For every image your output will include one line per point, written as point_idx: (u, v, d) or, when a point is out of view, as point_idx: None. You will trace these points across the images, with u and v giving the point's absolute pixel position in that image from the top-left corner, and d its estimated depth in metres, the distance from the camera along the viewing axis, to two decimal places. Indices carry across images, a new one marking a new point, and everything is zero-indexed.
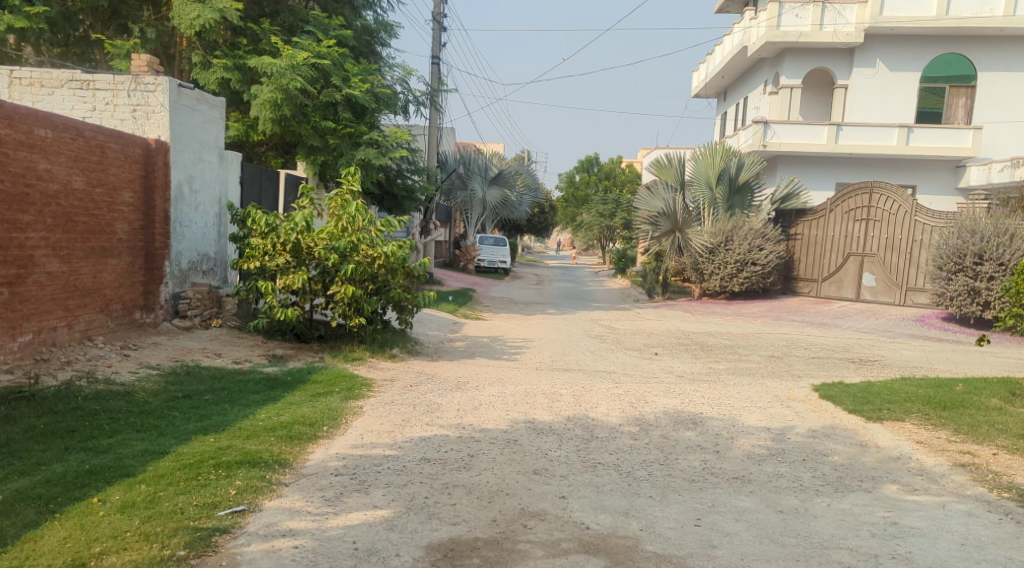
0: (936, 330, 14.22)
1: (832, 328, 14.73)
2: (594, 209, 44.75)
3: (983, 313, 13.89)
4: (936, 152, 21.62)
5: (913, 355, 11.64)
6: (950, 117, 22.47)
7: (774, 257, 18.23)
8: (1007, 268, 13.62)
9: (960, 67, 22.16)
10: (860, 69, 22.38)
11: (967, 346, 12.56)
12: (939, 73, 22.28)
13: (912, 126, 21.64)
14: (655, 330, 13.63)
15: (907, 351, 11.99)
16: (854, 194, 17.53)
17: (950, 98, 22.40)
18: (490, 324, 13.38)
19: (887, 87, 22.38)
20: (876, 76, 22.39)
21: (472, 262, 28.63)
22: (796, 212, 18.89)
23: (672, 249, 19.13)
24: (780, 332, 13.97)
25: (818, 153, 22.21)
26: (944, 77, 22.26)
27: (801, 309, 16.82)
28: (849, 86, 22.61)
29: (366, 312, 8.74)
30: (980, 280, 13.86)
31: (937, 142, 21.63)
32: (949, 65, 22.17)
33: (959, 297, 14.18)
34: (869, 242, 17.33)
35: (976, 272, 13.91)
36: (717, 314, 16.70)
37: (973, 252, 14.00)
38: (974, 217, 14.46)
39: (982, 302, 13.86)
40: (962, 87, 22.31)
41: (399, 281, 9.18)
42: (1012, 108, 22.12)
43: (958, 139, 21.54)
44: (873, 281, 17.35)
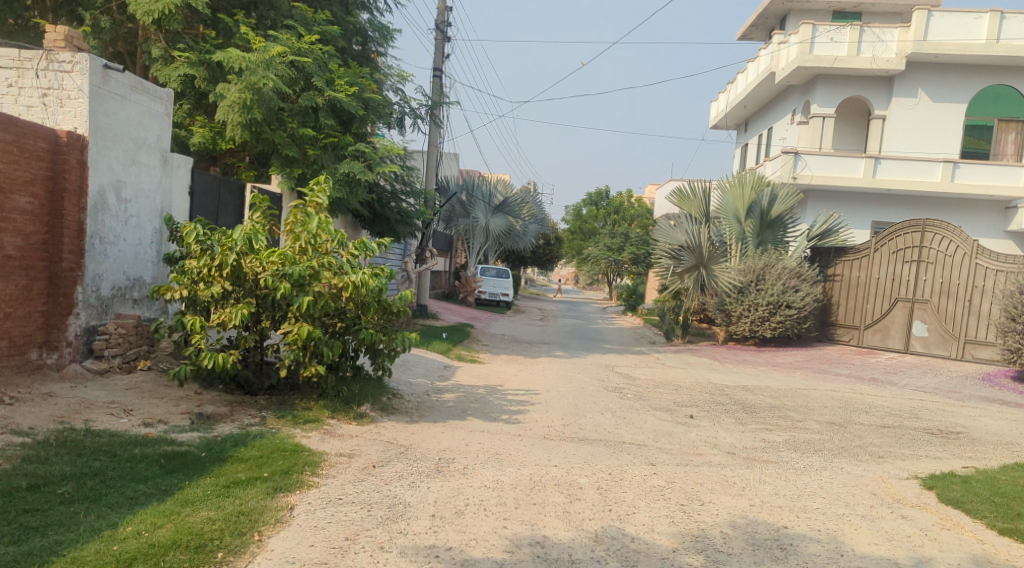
0: (1013, 394, 12.09)
1: (886, 385, 12.70)
2: (603, 242, 42.76)
3: None
4: (984, 190, 19.79)
5: (1001, 426, 9.63)
6: (1000, 153, 20.71)
7: (810, 300, 16.22)
8: None
9: (1010, 100, 20.40)
10: (900, 99, 20.66)
11: None
12: (987, 106, 20.52)
13: (959, 161, 19.83)
14: (680, 383, 11.62)
15: (990, 421, 9.97)
16: (903, 232, 15.62)
17: (1000, 133, 20.62)
18: (488, 370, 11.38)
19: (929, 119, 20.62)
20: (917, 106, 20.65)
21: (472, 293, 26.76)
22: (834, 250, 16.95)
23: (695, 288, 17.22)
24: (830, 390, 11.94)
25: (853, 188, 20.39)
26: (992, 111, 20.52)
27: (844, 361, 14.78)
28: (888, 117, 20.86)
29: (326, 359, 6.78)
30: None
31: (986, 179, 19.81)
32: (998, 98, 20.44)
33: None
34: (920, 286, 15.39)
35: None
36: (749, 363, 14.67)
37: None
38: None
39: None
40: (1013, 121, 20.52)
41: (372, 320, 7.22)
42: None
43: (1009, 178, 19.73)
44: (924, 330, 15.36)
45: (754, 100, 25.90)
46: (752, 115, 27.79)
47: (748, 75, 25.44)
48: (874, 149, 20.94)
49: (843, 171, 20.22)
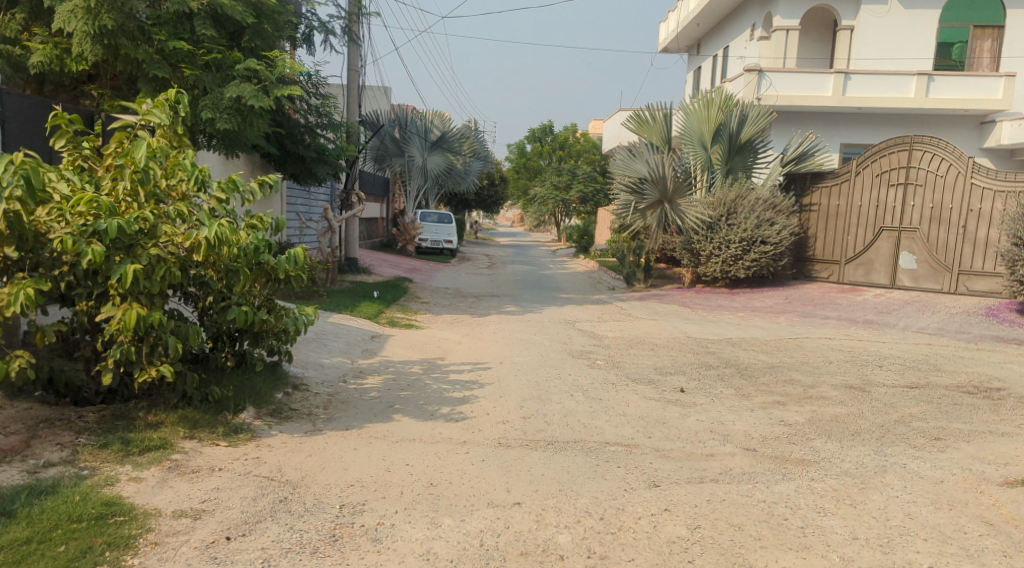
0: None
1: (885, 329, 11.15)
2: (549, 181, 40.66)
3: None
4: (961, 106, 18.26)
5: None
6: (975, 64, 19.17)
7: (787, 234, 14.54)
8: None
9: (987, 4, 18.84)
10: (870, 7, 18.85)
11: None
12: (962, 11, 18.86)
13: (933, 74, 18.21)
14: (654, 340, 9.80)
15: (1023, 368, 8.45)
16: (889, 151, 13.95)
17: (975, 41, 19.04)
18: (426, 338, 9.34)
19: (900, 28, 18.91)
20: (887, 15, 18.88)
21: (411, 241, 24.50)
22: (810, 175, 15.22)
23: (659, 226, 15.42)
24: (824, 340, 10.30)
25: (821, 108, 18.71)
26: (967, 16, 18.88)
27: (829, 303, 13.22)
28: (856, 27, 19.11)
29: (174, 357, 4.59)
30: None
31: (963, 93, 18.25)
32: (973, 2, 18.80)
33: None
34: (908, 213, 13.81)
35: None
36: (725, 310, 12.98)
37: None
38: None
39: None
40: (988, 28, 19.01)
41: (245, 294, 5.06)
42: None
43: (987, 91, 18.17)
44: (912, 262, 13.85)
45: (707, 17, 23.87)
46: (706, 35, 25.76)
47: None
48: (841, 65, 19.24)
49: (811, 89, 18.48)
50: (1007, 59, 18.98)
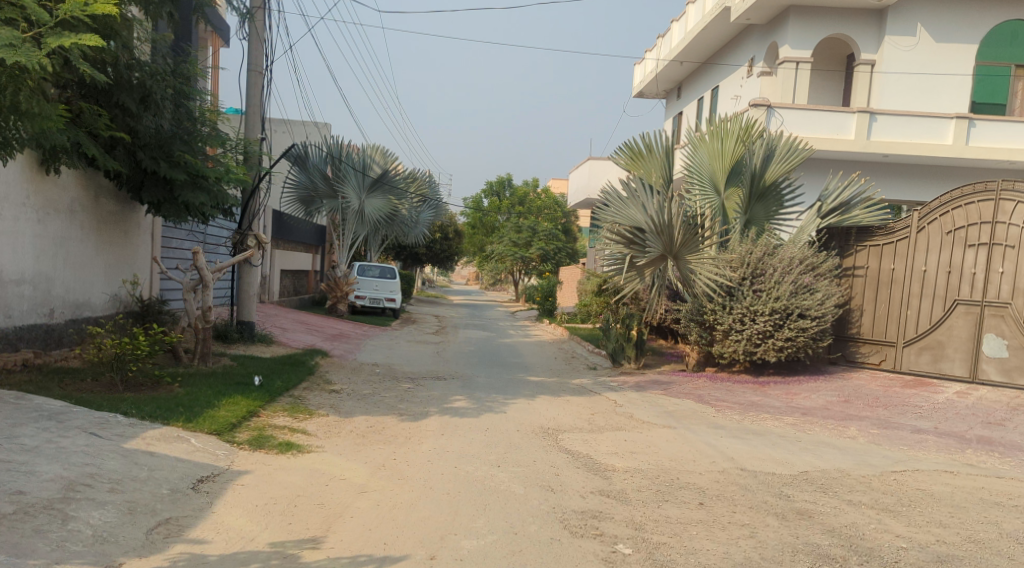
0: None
1: (1020, 468, 7.54)
2: (507, 237, 37.11)
3: None
4: (1006, 156, 15.25)
5: None
6: (1017, 108, 16.27)
7: (829, 305, 11.32)
8: None
9: None
10: (895, 38, 15.89)
11: None
12: (1000, 48, 16.05)
13: (975, 118, 15.28)
14: (696, 483, 5.92)
15: None
16: (966, 201, 11.22)
17: (1014, 83, 16.20)
18: (308, 475, 5.32)
19: (931, 64, 15.96)
20: (917, 47, 15.90)
21: (345, 299, 20.45)
22: (854, 231, 12.56)
23: (658, 288, 11.83)
24: (951, 487, 6.57)
25: (840, 155, 15.57)
26: (1007, 53, 16.05)
27: (902, 414, 9.62)
28: (879, 60, 16.05)
29: None
30: None
31: (1008, 140, 15.29)
32: (1014, 37, 16.00)
33: None
34: (993, 283, 10.99)
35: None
36: (762, 419, 9.28)
37: None
38: None
39: None
40: None
41: None
42: None
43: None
44: (1001, 349, 10.91)
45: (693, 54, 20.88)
46: (688, 77, 22.80)
47: (688, 21, 20.36)
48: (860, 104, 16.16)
49: (829, 130, 15.36)
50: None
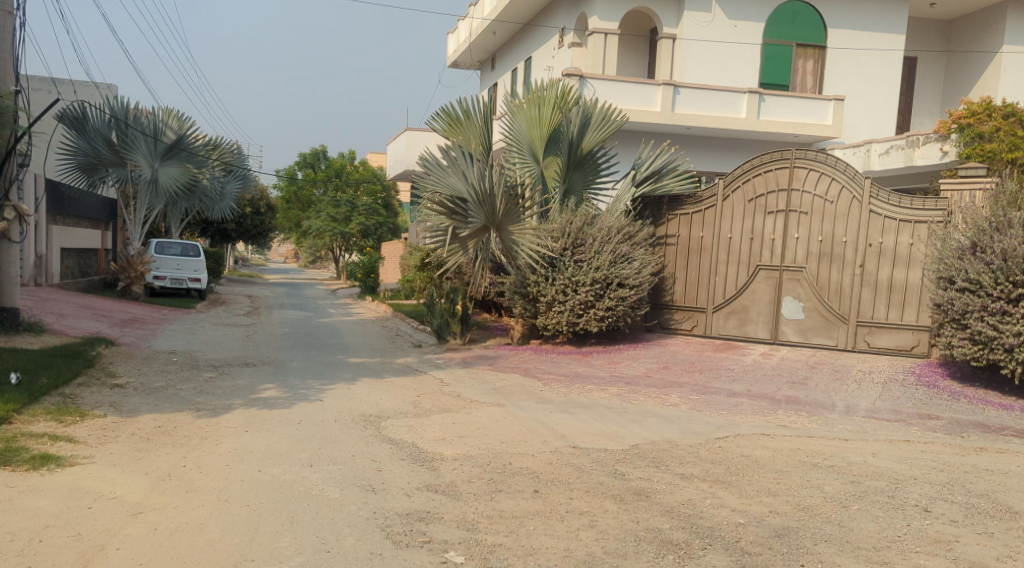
0: (1008, 430, 7.89)
1: (827, 426, 7.88)
2: (325, 211, 35.41)
3: None
4: (791, 129, 16.47)
5: None
6: (798, 86, 17.54)
7: (647, 273, 11.50)
8: None
9: (808, 22, 17.34)
10: (693, 13, 16.63)
11: None
12: (784, 27, 17.24)
13: (764, 93, 16.29)
14: (528, 467, 5.51)
15: None
16: (766, 170, 11.83)
17: (797, 61, 17.46)
18: (65, 497, 4.32)
19: (724, 40, 16.89)
20: (711, 23, 16.77)
21: (140, 280, 18.32)
22: (666, 199, 12.71)
23: (481, 261, 11.40)
24: (771, 451, 6.67)
25: (648, 126, 16.04)
26: (789, 33, 17.27)
27: (718, 378, 9.88)
28: (679, 35, 16.72)
29: None
30: None
31: (792, 115, 16.51)
32: (795, 18, 17.27)
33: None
34: (789, 248, 11.71)
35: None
36: (589, 391, 9.14)
37: None
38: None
39: None
40: (810, 47, 17.50)
41: None
42: (863, 81, 17.70)
43: (812, 118, 16.63)
44: (799, 311, 11.66)
45: (506, 24, 20.70)
46: (502, 47, 22.67)
47: None
48: (664, 77, 16.75)
49: (636, 102, 15.73)
50: (831, 82, 17.55)
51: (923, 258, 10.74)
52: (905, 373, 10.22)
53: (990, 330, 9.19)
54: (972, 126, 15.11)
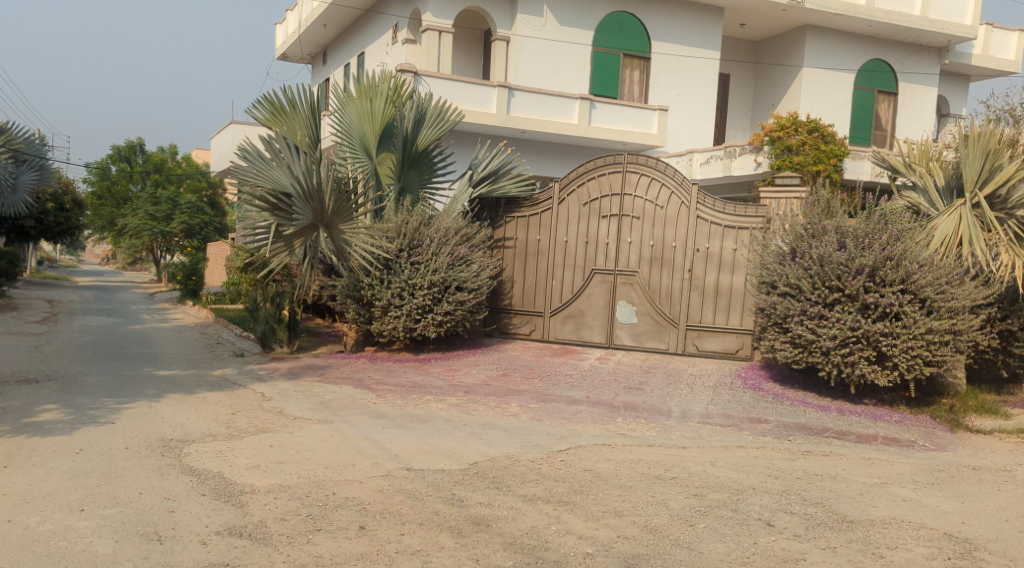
0: (829, 431, 8.18)
1: (665, 433, 7.78)
2: (141, 209, 32.43)
3: (876, 376, 9.34)
4: (619, 137, 16.90)
5: (969, 522, 5.21)
6: (626, 95, 18.02)
7: (485, 277, 11.13)
8: (911, 296, 9.30)
9: (634, 33, 17.87)
10: (526, 17, 16.61)
11: (939, 474, 6.70)
12: (612, 37, 17.66)
13: (595, 101, 16.62)
14: (354, 497, 4.87)
15: (927, 507, 5.55)
16: (600, 174, 11.83)
17: (625, 70, 17.93)
18: None
19: (556, 46, 17.03)
20: (544, 28, 16.84)
21: None
22: (503, 200, 12.40)
23: (309, 262, 10.51)
24: (613, 463, 6.41)
25: (483, 128, 15.77)
26: (617, 42, 17.72)
27: (558, 385, 9.64)
28: (513, 40, 16.54)
29: None
30: (869, 314, 9.39)
31: (620, 123, 16.94)
32: (622, 28, 17.74)
33: (843, 351, 9.43)
34: (623, 252, 11.77)
35: (869, 303, 9.39)
36: (425, 402, 8.57)
37: (866, 268, 9.39)
38: (836, 220, 9.89)
39: (869, 355, 9.35)
40: (637, 57, 18.03)
41: None
42: (686, 93, 18.46)
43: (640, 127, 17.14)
44: (632, 315, 11.73)
45: (337, 16, 19.73)
46: (333, 40, 21.64)
47: None
48: (498, 78, 16.53)
49: (472, 102, 15.38)
50: (657, 93, 18.15)
51: (745, 262, 11.09)
52: (732, 375, 10.50)
53: (809, 334, 9.58)
54: (781, 138, 16.43)
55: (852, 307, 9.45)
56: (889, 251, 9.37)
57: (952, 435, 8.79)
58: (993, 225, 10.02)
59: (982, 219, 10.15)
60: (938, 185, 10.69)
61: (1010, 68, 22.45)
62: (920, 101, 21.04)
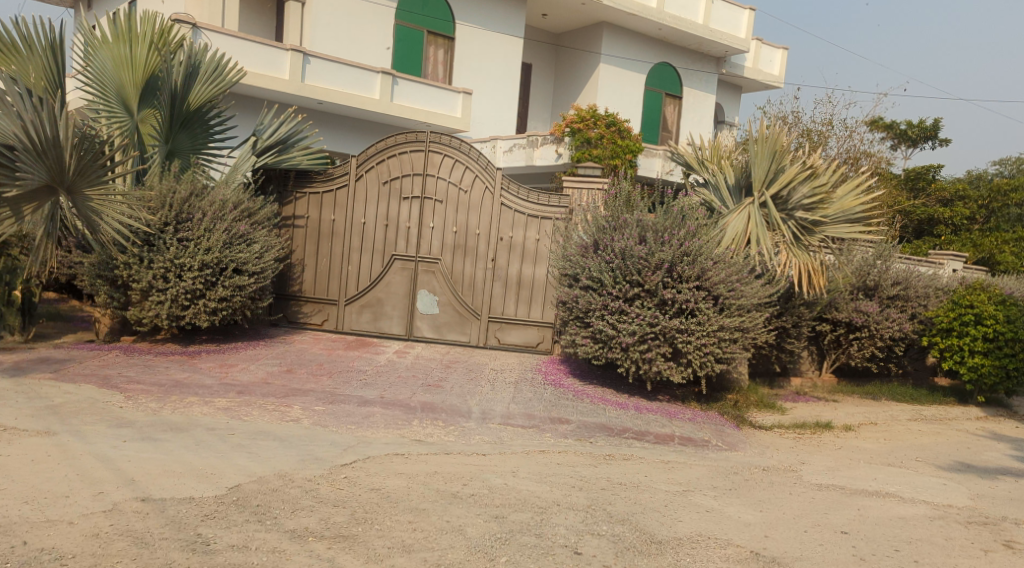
0: (629, 432, 7.93)
1: (464, 438, 7.08)
2: None
3: (672, 373, 9.31)
4: (423, 118, 16.10)
5: (771, 535, 5.03)
6: (429, 75, 17.21)
7: (269, 258, 9.88)
8: (706, 292, 9.33)
9: (438, 10, 17.09)
10: None
11: (733, 477, 6.62)
12: (416, 12, 16.75)
13: (397, 77, 15.70)
14: (53, 549, 3.81)
15: (730, 519, 5.32)
16: (400, 151, 10.94)
17: (428, 48, 17.11)
18: None
19: (356, 15, 15.84)
20: None
21: None
22: (292, 173, 11.13)
23: (47, 234, 8.63)
24: (403, 480, 5.60)
25: (273, 95, 14.29)
26: (421, 19, 16.85)
27: (347, 384, 8.64)
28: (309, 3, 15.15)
29: None
30: (667, 311, 9.30)
31: (424, 103, 16.13)
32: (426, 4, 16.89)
33: (640, 347, 9.27)
34: (425, 237, 10.99)
35: (666, 299, 9.30)
36: (186, 406, 7.24)
37: (665, 263, 9.29)
38: (639, 214, 9.72)
39: (666, 352, 9.26)
40: (441, 36, 17.28)
41: None
42: (491, 78, 18.03)
43: (446, 109, 16.46)
44: (433, 305, 11.00)
45: None
46: None
47: None
48: (291, 42, 15.07)
49: (260, 65, 13.83)
50: (461, 75, 17.53)
51: (548, 254, 10.73)
52: (532, 371, 10.07)
53: (610, 329, 9.34)
54: (581, 130, 16.39)
55: (650, 303, 9.33)
56: (686, 247, 9.32)
57: (740, 431, 8.91)
58: (777, 224, 10.40)
59: (769, 218, 10.51)
60: (728, 183, 10.87)
61: (776, 82, 24.40)
62: (700, 106, 22.41)
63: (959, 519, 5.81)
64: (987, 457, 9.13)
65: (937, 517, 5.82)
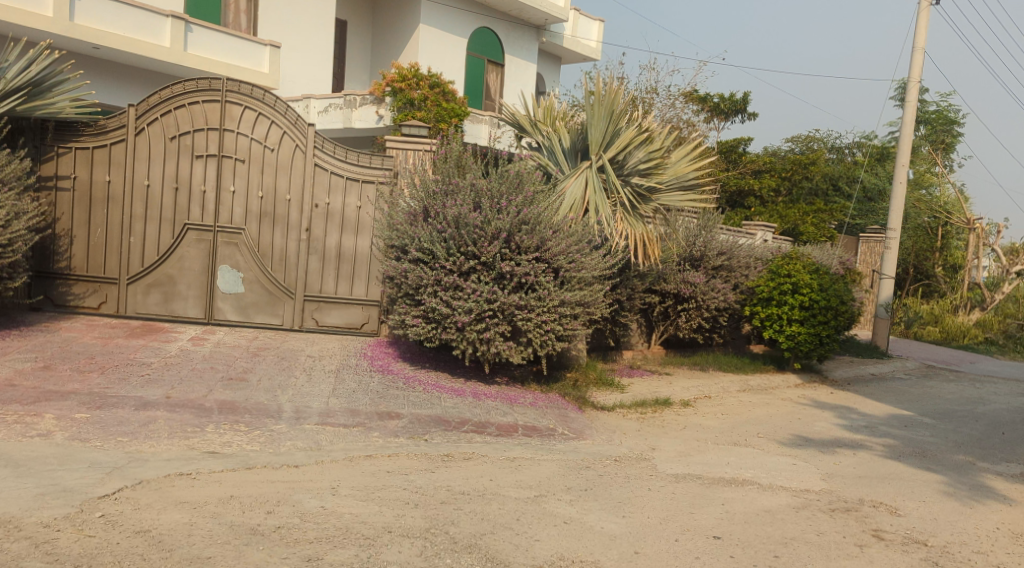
0: (468, 425, 7.00)
1: (272, 446, 5.81)
2: None
3: (511, 354, 8.48)
4: (223, 70, 14.19)
5: (643, 553, 4.28)
6: (230, 23, 15.17)
7: (20, 228, 7.91)
8: (546, 264, 8.56)
9: None
10: None
11: (586, 474, 5.88)
12: None
13: (190, 22, 13.69)
14: None
15: (594, 534, 4.52)
16: (191, 101, 9.26)
17: None
18: None
19: None
20: None
21: None
22: (51, 123, 9.10)
23: None
24: (185, 516, 4.30)
25: (29, 33, 11.92)
26: None
27: (124, 382, 7.01)
28: None
29: None
30: (506, 285, 8.44)
31: (224, 54, 14.21)
32: None
33: (477, 327, 8.34)
34: (225, 204, 9.40)
35: (504, 272, 8.44)
36: None
37: (502, 233, 8.41)
38: (473, 178, 8.75)
39: (505, 331, 8.40)
40: None
41: None
42: (302, 30, 16.24)
43: (252, 62, 14.60)
44: (237, 284, 9.44)
45: None
46: None
47: None
48: None
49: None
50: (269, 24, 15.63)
51: (370, 223, 9.54)
52: (356, 356, 8.85)
53: (443, 307, 8.33)
54: (403, 90, 15.22)
55: (487, 277, 8.42)
56: (524, 215, 8.48)
57: (584, 415, 8.27)
58: (616, 190, 9.82)
59: (606, 184, 9.93)
60: (564, 146, 10.20)
61: (593, 54, 24.47)
62: (524, 75, 21.84)
63: (822, 508, 5.43)
64: (818, 427, 9.13)
65: (801, 507, 5.42)
